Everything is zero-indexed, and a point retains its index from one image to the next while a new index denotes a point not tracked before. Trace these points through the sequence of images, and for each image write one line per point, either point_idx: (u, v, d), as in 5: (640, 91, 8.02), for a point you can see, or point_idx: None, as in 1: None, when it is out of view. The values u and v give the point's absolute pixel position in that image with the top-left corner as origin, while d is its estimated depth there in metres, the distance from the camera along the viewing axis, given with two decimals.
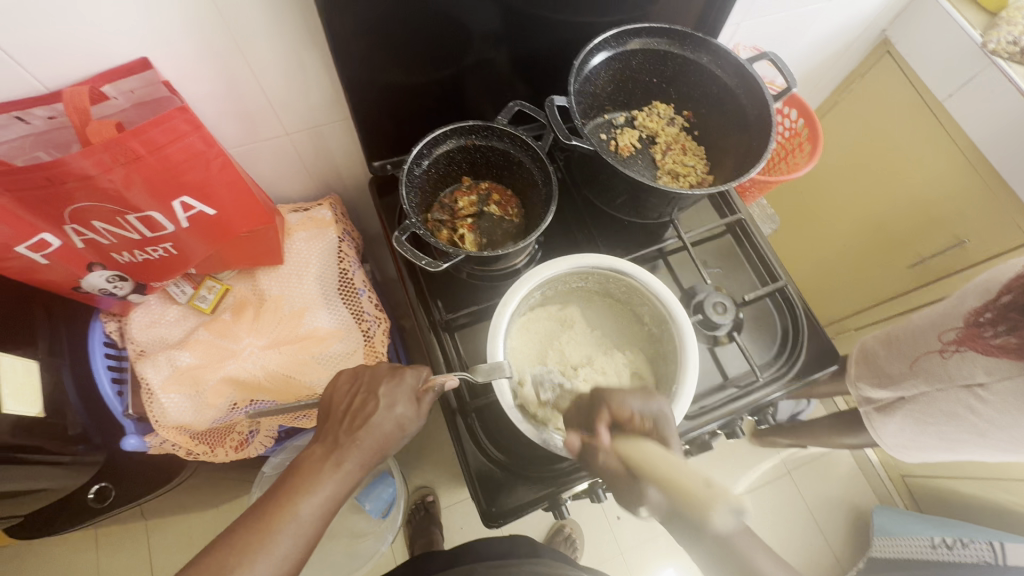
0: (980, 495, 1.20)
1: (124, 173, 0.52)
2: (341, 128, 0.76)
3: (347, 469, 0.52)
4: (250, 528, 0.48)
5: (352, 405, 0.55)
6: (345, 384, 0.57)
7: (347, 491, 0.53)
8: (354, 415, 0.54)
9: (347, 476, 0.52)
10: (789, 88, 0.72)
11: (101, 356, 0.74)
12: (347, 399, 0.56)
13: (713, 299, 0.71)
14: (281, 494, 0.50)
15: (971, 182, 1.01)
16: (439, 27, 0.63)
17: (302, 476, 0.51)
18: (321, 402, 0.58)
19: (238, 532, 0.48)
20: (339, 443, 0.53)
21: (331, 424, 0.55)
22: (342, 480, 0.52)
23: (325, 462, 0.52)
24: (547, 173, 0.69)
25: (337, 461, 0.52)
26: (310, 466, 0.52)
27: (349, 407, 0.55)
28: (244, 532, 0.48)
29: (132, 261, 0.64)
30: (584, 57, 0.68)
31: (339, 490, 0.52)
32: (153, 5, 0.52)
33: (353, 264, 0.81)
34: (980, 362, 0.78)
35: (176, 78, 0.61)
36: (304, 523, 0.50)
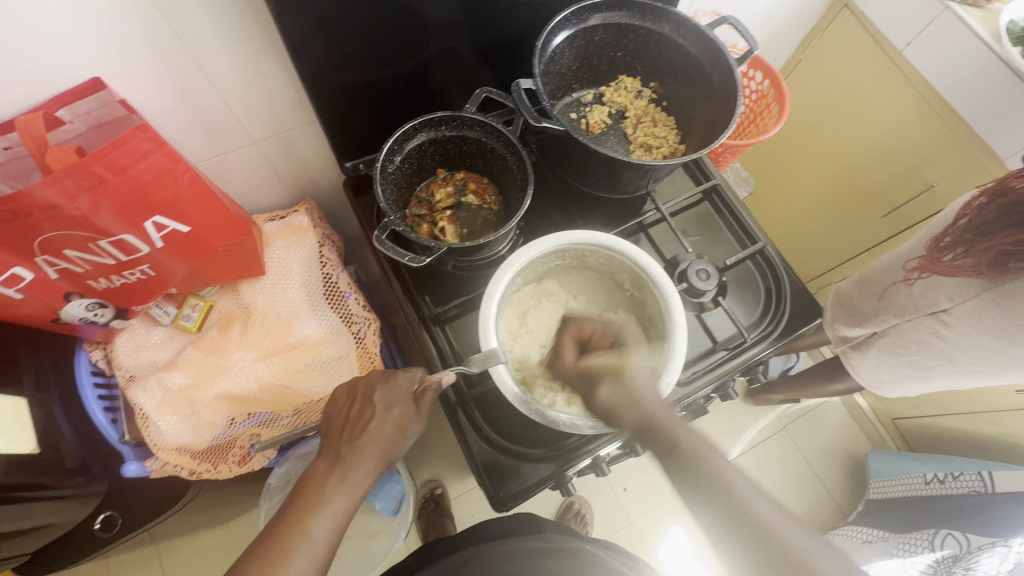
0: (964, 426, 1.24)
1: (91, 198, 0.51)
2: (308, 132, 0.75)
3: (354, 480, 0.53)
4: (262, 550, 0.49)
5: (352, 413, 0.56)
6: (342, 398, 0.58)
7: (358, 499, 0.54)
8: (354, 425, 0.55)
9: (355, 485, 0.53)
10: (751, 51, 0.72)
11: (91, 386, 0.71)
12: (345, 410, 0.57)
13: (696, 266, 0.73)
14: (292, 514, 0.51)
15: (934, 127, 1.03)
16: (396, 20, 0.63)
17: (312, 490, 0.52)
18: (322, 417, 0.59)
19: (253, 559, 0.49)
20: (343, 455, 0.54)
21: (333, 435, 0.56)
22: (351, 490, 0.53)
23: (331, 472, 0.53)
24: (521, 158, 0.69)
25: (343, 472, 0.53)
26: (318, 480, 0.53)
27: (348, 416, 0.56)
28: (259, 555, 0.49)
29: (110, 287, 0.63)
30: (546, 37, 0.67)
31: (349, 500, 0.53)
32: (99, 24, 0.50)
33: (336, 267, 0.80)
34: (943, 289, 0.80)
35: (132, 96, 0.59)
36: (318, 540, 0.50)
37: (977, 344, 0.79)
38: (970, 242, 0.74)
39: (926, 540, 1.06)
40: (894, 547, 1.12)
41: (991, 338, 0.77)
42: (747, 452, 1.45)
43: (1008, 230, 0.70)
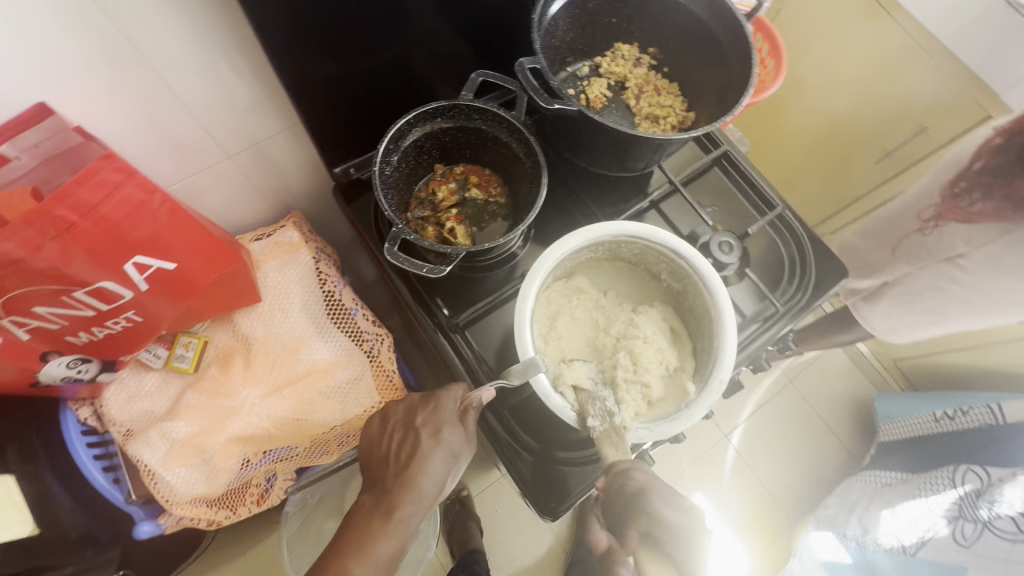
0: (967, 362, 1.27)
1: (59, 247, 0.44)
2: (287, 138, 0.68)
3: (400, 516, 0.46)
4: None
5: (394, 441, 0.51)
6: (380, 425, 0.53)
7: (406, 542, 0.47)
8: (398, 453, 0.50)
9: (402, 525, 0.47)
10: (759, 6, 0.67)
11: (83, 447, 0.65)
12: (384, 441, 0.51)
13: (718, 239, 0.70)
14: (332, 559, 0.45)
15: (927, 67, 1.01)
16: (376, 3, 0.56)
17: (354, 530, 0.47)
18: (360, 445, 0.54)
19: None
20: (389, 490, 0.48)
21: (377, 469, 0.50)
22: (397, 532, 0.46)
23: (374, 510, 0.47)
24: (529, 144, 0.63)
25: (388, 508, 0.47)
26: (361, 518, 0.47)
27: (390, 446, 0.51)
28: None
29: (92, 340, 0.55)
30: (542, 7, 0.61)
31: (398, 542, 0.46)
32: (36, 38, 0.43)
33: (337, 282, 0.74)
34: (959, 232, 0.80)
35: (88, 121, 0.51)
36: None
37: (996, 286, 0.79)
38: (989, 185, 0.74)
39: (947, 478, 1.08)
40: (917, 488, 1.13)
41: (1012, 279, 0.76)
42: (759, 411, 1.46)
43: None
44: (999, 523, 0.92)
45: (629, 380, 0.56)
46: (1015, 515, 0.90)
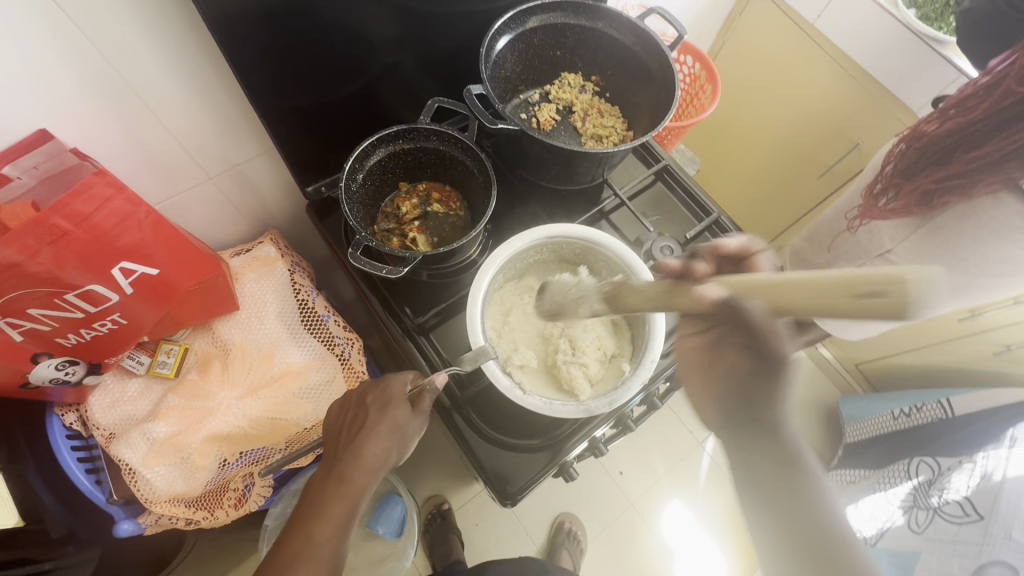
0: (922, 361, 1.33)
1: (54, 252, 0.50)
2: (264, 161, 0.75)
3: (348, 482, 0.52)
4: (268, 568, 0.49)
5: (347, 420, 0.57)
6: (336, 411, 0.59)
7: (357, 504, 0.53)
8: (350, 428, 0.56)
9: (351, 489, 0.52)
10: (681, 37, 0.77)
11: (68, 450, 0.68)
12: (339, 419, 0.58)
13: (660, 244, 0.76)
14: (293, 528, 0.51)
15: (854, 89, 1.11)
16: (340, 40, 0.64)
17: (312, 500, 0.53)
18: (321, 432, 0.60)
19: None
20: (340, 460, 0.54)
21: (330, 446, 0.56)
22: (348, 496, 0.52)
23: (327, 480, 0.53)
24: (481, 161, 0.71)
25: (339, 475, 0.53)
26: (316, 489, 0.53)
27: (343, 424, 0.57)
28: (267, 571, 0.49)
29: (80, 342, 0.61)
30: (489, 42, 0.70)
31: (350, 504, 0.52)
32: (39, 72, 0.50)
33: (311, 291, 0.81)
34: (884, 231, 0.87)
35: (82, 144, 0.58)
36: (322, 550, 0.50)
37: None
38: (898, 185, 0.81)
39: (902, 470, 1.11)
40: (877, 482, 1.17)
41: None
42: None
43: (928, 169, 0.77)
44: (947, 509, 0.96)
45: (568, 360, 0.65)
46: (961, 500, 0.94)
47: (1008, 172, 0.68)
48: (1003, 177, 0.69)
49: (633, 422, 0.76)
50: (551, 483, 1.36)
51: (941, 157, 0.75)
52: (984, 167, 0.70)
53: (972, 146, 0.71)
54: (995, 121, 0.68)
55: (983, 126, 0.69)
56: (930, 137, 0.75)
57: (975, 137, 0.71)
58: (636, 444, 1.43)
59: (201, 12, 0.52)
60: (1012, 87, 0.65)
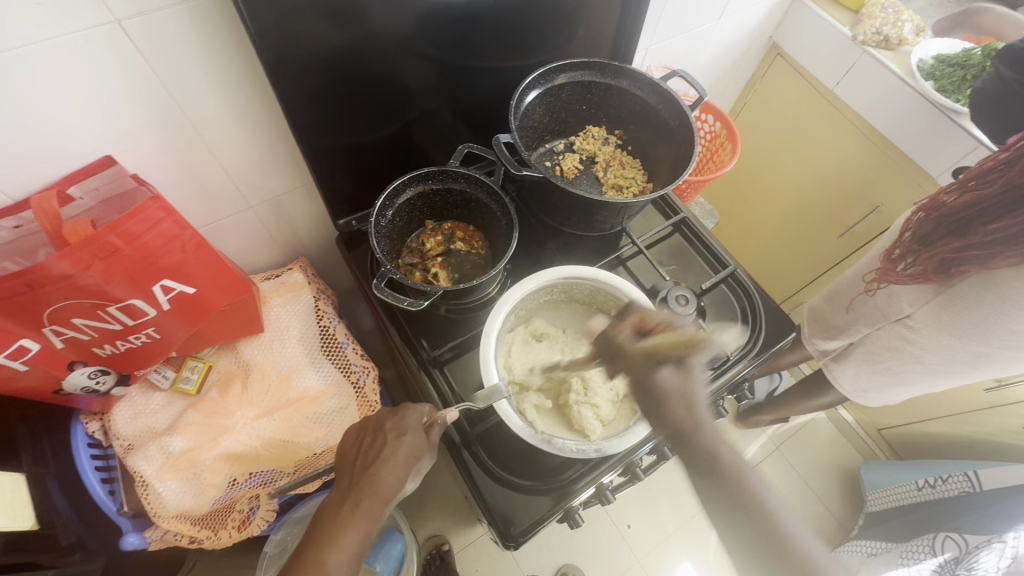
0: (948, 431, 1.29)
1: (104, 267, 0.54)
2: (300, 193, 0.80)
3: (365, 507, 0.52)
4: None
5: (363, 446, 0.57)
6: (352, 438, 0.58)
7: (371, 531, 0.52)
8: (366, 454, 0.56)
9: (366, 514, 0.52)
10: (702, 98, 0.81)
11: (88, 458, 0.71)
12: (355, 448, 0.57)
13: (675, 292, 0.75)
14: (306, 556, 0.50)
15: (874, 155, 1.13)
16: (382, 88, 0.69)
17: (324, 526, 0.52)
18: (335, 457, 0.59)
19: None
20: (356, 487, 0.53)
21: (343, 472, 0.56)
22: (362, 523, 0.52)
23: (342, 505, 0.53)
24: (504, 204, 0.74)
25: (355, 501, 0.53)
26: (331, 512, 0.53)
27: (361, 451, 0.56)
28: None
29: (114, 353, 0.64)
30: (519, 96, 0.75)
31: (364, 529, 0.51)
32: (113, 106, 0.55)
33: (332, 318, 0.85)
34: (905, 296, 0.88)
35: (140, 170, 0.62)
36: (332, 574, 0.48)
37: (941, 344, 0.85)
38: (918, 253, 0.82)
39: (926, 546, 1.06)
40: (898, 556, 1.11)
41: (954, 339, 0.83)
42: None
43: (946, 240, 0.78)
44: None
45: (580, 401, 0.65)
46: None
47: None
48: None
49: (642, 471, 0.75)
50: (555, 531, 1.32)
51: (962, 228, 0.76)
52: (1003, 240, 0.71)
53: (990, 219, 0.72)
54: (1013, 196, 0.70)
55: (1001, 201, 0.71)
56: (948, 208, 0.78)
57: (994, 210, 0.72)
58: (645, 496, 1.39)
59: (262, 59, 0.57)
60: None
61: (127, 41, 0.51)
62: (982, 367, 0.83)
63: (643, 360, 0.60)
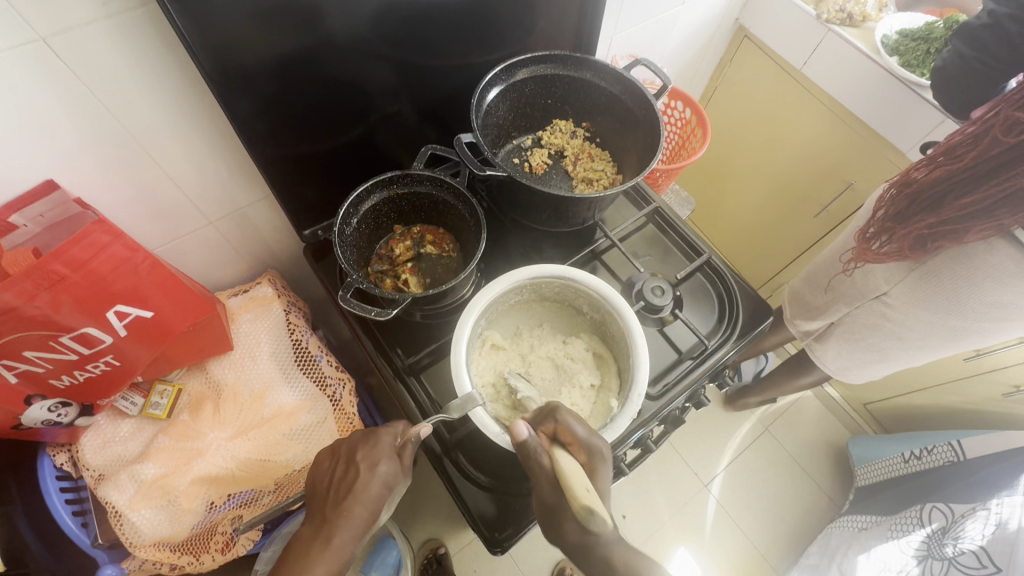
0: (932, 402, 1.30)
1: (51, 296, 0.52)
2: (262, 204, 0.78)
3: (336, 544, 0.51)
4: None
5: (336, 476, 0.55)
6: (325, 463, 0.57)
7: (341, 564, 0.51)
8: (338, 486, 0.54)
9: (337, 552, 0.51)
10: (667, 85, 0.80)
11: (57, 492, 0.70)
12: (328, 475, 0.56)
13: (651, 284, 0.76)
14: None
15: (846, 133, 1.13)
16: (340, 93, 0.67)
17: (291, 557, 0.51)
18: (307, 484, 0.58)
19: None
20: (327, 519, 0.52)
21: (316, 505, 0.54)
22: (332, 557, 0.50)
23: (314, 539, 0.52)
24: (471, 205, 0.73)
25: (326, 537, 0.51)
26: (301, 545, 0.52)
27: (332, 480, 0.55)
28: None
29: (73, 383, 0.62)
30: (481, 93, 0.73)
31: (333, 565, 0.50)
32: (50, 127, 0.53)
33: (305, 331, 0.83)
34: (879, 274, 0.88)
35: (86, 193, 0.60)
36: None
37: (917, 320, 0.86)
38: (891, 229, 0.83)
39: (915, 517, 1.07)
40: (889, 530, 1.12)
41: (930, 314, 0.84)
42: (736, 459, 1.46)
43: (919, 216, 0.79)
44: (963, 560, 0.91)
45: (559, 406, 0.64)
46: (977, 549, 0.89)
47: (1000, 219, 0.69)
48: (995, 224, 0.70)
49: (627, 465, 0.74)
50: None
51: (933, 203, 0.77)
52: (976, 213, 0.72)
53: (962, 194, 0.73)
54: (981, 170, 0.70)
55: (971, 174, 0.72)
56: (921, 184, 0.78)
57: (966, 183, 0.72)
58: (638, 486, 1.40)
59: (206, 70, 0.55)
60: (998, 137, 0.67)
61: (56, 58, 0.48)
62: (959, 340, 0.84)
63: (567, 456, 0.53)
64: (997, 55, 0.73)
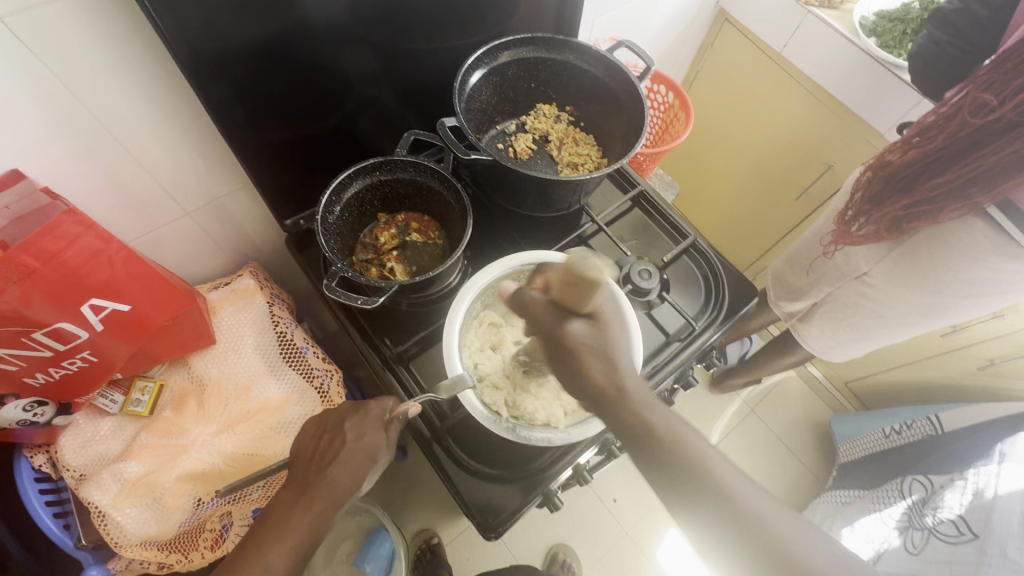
0: (911, 379, 1.33)
1: (21, 291, 0.50)
2: (241, 194, 0.76)
3: (317, 507, 0.50)
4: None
5: (321, 443, 0.55)
6: (310, 431, 0.56)
7: (321, 532, 0.50)
8: (323, 453, 0.54)
9: (318, 515, 0.50)
10: (650, 67, 0.79)
11: (36, 493, 0.68)
12: (312, 443, 0.55)
13: (637, 268, 0.76)
14: (249, 549, 0.48)
15: (825, 114, 1.14)
16: (318, 79, 0.65)
17: (272, 522, 0.50)
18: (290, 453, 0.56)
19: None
20: (309, 484, 0.51)
21: (297, 470, 0.53)
22: (313, 520, 0.50)
23: (293, 502, 0.51)
24: (456, 190, 0.72)
25: (306, 501, 0.50)
26: (280, 508, 0.51)
27: (317, 449, 0.54)
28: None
29: (49, 381, 0.60)
30: (462, 77, 0.72)
31: (310, 530, 0.49)
32: (11, 113, 0.50)
33: (290, 324, 0.82)
34: (860, 254, 0.90)
35: (53, 182, 0.58)
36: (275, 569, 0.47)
37: (896, 297, 0.88)
38: (868, 212, 0.84)
39: (896, 490, 1.09)
40: (871, 503, 1.14)
41: (910, 291, 0.86)
42: (723, 440, 1.48)
43: (895, 197, 0.80)
44: (941, 528, 0.93)
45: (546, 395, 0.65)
46: (955, 519, 0.92)
47: (972, 197, 0.71)
48: (969, 203, 0.72)
49: (618, 448, 0.75)
50: (543, 513, 1.33)
51: (907, 184, 0.78)
52: (948, 194, 0.73)
53: (934, 175, 0.74)
54: (952, 150, 0.72)
55: (943, 155, 0.73)
56: (894, 167, 0.79)
57: (937, 165, 0.74)
58: (627, 470, 1.41)
59: (175, 53, 0.53)
60: (968, 118, 0.69)
61: (15, 39, 0.46)
62: (938, 316, 0.86)
63: (551, 309, 0.58)
64: (970, 39, 0.75)
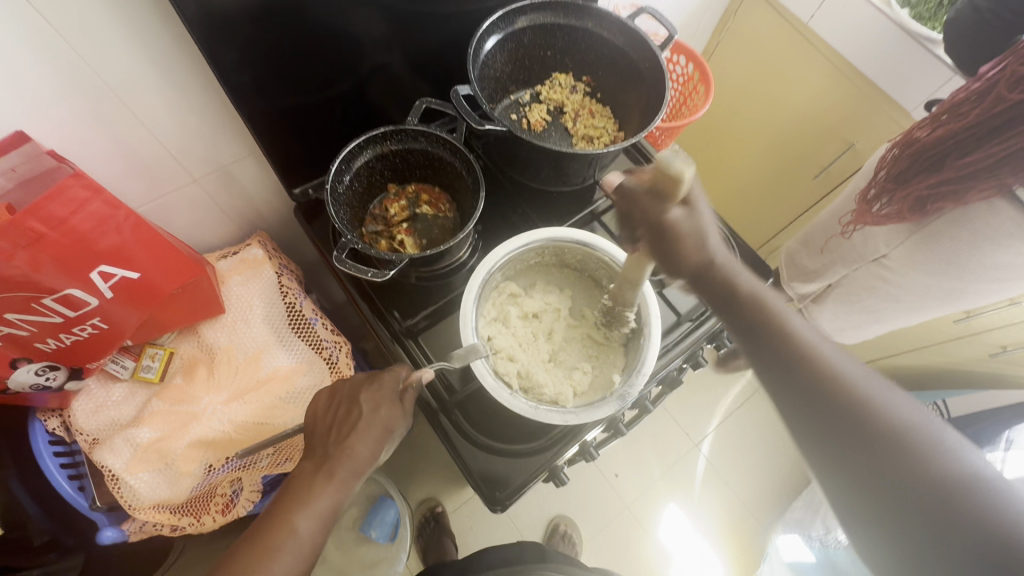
0: (920, 363, 1.33)
1: (30, 256, 0.49)
2: (250, 161, 0.74)
3: (339, 478, 0.51)
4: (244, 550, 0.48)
5: (338, 413, 0.55)
6: (328, 401, 0.57)
7: (343, 500, 0.52)
8: (341, 424, 0.54)
9: (342, 484, 0.51)
10: (672, 35, 0.76)
11: (50, 456, 0.70)
12: (330, 413, 0.55)
13: None
14: (276, 513, 0.50)
15: (849, 90, 1.10)
16: (327, 42, 0.63)
17: (296, 489, 0.51)
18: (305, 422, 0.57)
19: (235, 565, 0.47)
20: (329, 455, 0.52)
21: (319, 439, 0.54)
22: (337, 489, 0.51)
23: (314, 473, 0.52)
24: (469, 161, 0.70)
25: (329, 472, 0.51)
26: (304, 479, 0.52)
27: (336, 419, 0.55)
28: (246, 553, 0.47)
29: (60, 346, 0.60)
30: (477, 43, 0.69)
31: (334, 499, 0.51)
32: (16, 72, 0.49)
33: (299, 294, 0.80)
34: (879, 236, 0.88)
35: (61, 145, 0.57)
36: (303, 536, 0.49)
37: (913, 281, 0.86)
38: (891, 191, 0.82)
39: None
40: None
41: (928, 276, 0.84)
42: (726, 419, 1.49)
43: (920, 176, 0.77)
44: None
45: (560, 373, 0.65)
46: None
47: (1000, 178, 0.69)
48: (997, 184, 0.69)
49: (625, 425, 0.75)
50: (546, 485, 1.35)
51: (934, 163, 0.76)
52: (977, 173, 0.71)
53: (964, 152, 0.72)
54: (985, 128, 0.69)
55: (974, 134, 0.70)
56: (922, 145, 0.76)
57: (967, 143, 0.71)
58: (630, 444, 1.43)
59: (179, 11, 0.51)
60: (1003, 94, 0.65)
61: None
62: (955, 300, 0.85)
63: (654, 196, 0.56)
64: (1013, 5, 0.71)
